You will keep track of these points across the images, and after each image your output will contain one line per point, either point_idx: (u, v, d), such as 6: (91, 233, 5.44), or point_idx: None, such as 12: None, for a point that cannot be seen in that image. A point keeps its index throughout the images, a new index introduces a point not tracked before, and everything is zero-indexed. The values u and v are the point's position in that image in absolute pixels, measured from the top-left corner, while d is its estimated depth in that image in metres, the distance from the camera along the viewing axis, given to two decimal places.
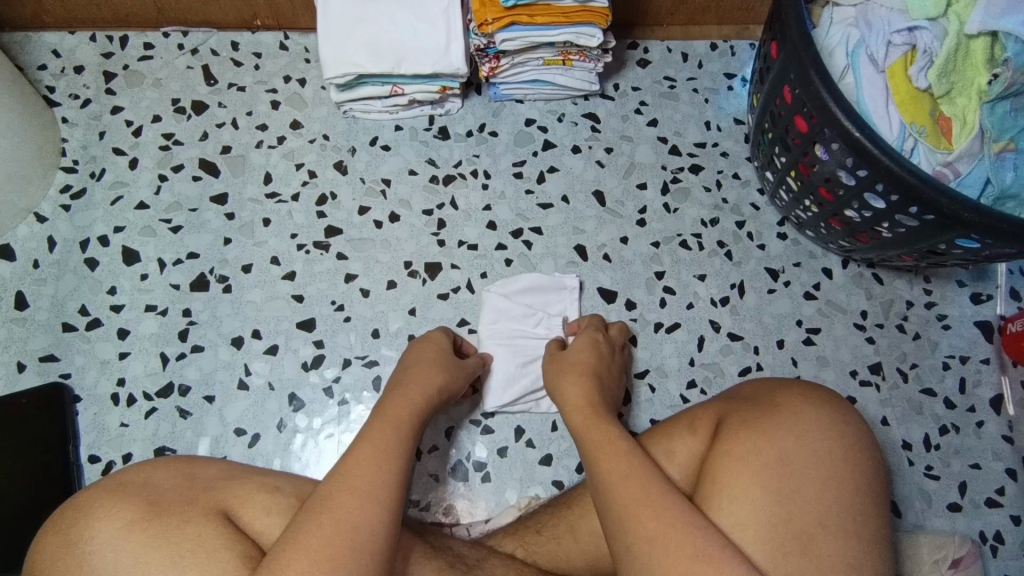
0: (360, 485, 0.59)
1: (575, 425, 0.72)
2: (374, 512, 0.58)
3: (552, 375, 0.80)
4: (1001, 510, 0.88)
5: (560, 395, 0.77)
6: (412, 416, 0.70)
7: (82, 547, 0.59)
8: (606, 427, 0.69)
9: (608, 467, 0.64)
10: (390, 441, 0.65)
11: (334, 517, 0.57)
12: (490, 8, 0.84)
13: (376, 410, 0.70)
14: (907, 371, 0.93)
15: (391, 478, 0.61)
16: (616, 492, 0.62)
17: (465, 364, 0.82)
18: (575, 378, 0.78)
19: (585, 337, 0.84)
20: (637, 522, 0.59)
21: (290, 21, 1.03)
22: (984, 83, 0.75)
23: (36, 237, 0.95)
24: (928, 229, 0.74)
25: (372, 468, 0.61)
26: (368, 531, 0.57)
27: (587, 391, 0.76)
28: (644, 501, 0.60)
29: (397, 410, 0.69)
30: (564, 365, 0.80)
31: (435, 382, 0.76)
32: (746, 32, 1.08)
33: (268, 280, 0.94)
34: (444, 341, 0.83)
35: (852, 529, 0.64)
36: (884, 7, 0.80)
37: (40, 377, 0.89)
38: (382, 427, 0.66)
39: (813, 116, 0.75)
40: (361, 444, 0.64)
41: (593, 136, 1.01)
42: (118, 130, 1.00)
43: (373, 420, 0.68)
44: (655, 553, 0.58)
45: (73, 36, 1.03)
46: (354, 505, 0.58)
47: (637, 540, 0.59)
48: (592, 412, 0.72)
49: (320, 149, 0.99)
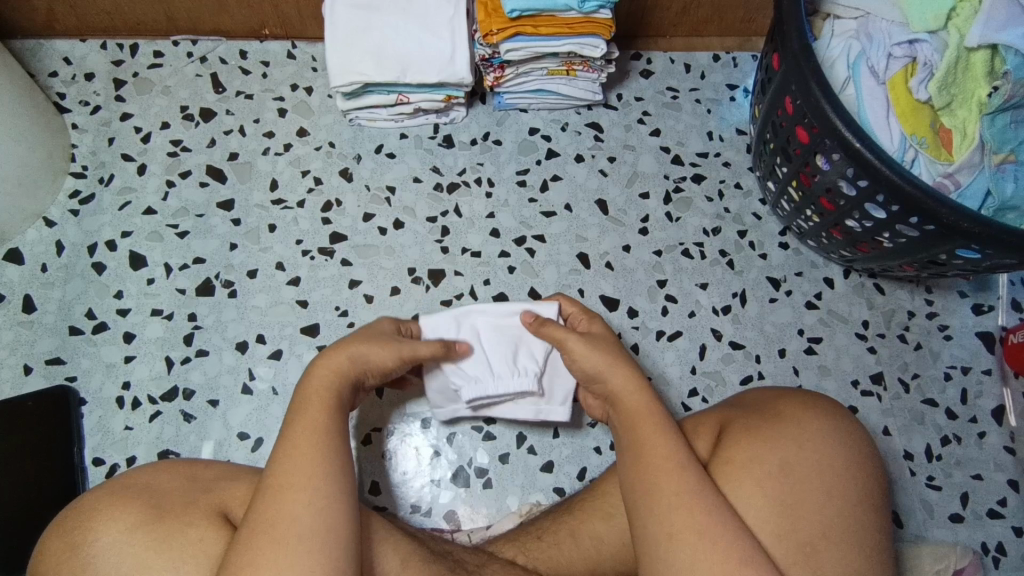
0: (286, 481, 0.58)
1: (625, 404, 0.68)
2: (302, 505, 0.57)
3: (581, 355, 0.72)
4: (1004, 521, 0.88)
5: (603, 375, 0.70)
6: (329, 394, 0.65)
7: (85, 550, 0.60)
8: (654, 409, 0.67)
9: (656, 453, 0.64)
10: (317, 428, 0.62)
11: (262, 521, 0.57)
12: (496, 18, 0.85)
13: (296, 395, 0.65)
14: (909, 381, 0.93)
15: (320, 465, 0.59)
16: (661, 478, 0.62)
17: (409, 343, 0.73)
18: (621, 358, 0.71)
19: (594, 324, 0.77)
20: (681, 515, 0.60)
21: (298, 30, 1.05)
22: (984, 95, 0.76)
23: (45, 241, 0.96)
24: (928, 239, 0.74)
25: (300, 460, 0.59)
26: (297, 523, 0.56)
27: (626, 369, 0.70)
28: (687, 496, 0.61)
29: (312, 395, 0.64)
30: (598, 344, 0.72)
31: (345, 355, 0.68)
32: (749, 43, 1.09)
33: (273, 285, 0.95)
34: (387, 326, 0.75)
35: (853, 540, 0.65)
36: (884, 20, 0.81)
37: (46, 380, 0.90)
38: (303, 419, 0.62)
39: (814, 126, 0.76)
40: (294, 447, 0.60)
41: (596, 145, 1.02)
42: (127, 136, 1.01)
43: (292, 418, 0.63)
44: (696, 542, 0.59)
45: (84, 43, 1.04)
46: (287, 502, 0.57)
47: (679, 526, 0.60)
48: (646, 395, 0.68)
49: (326, 157, 1.01)
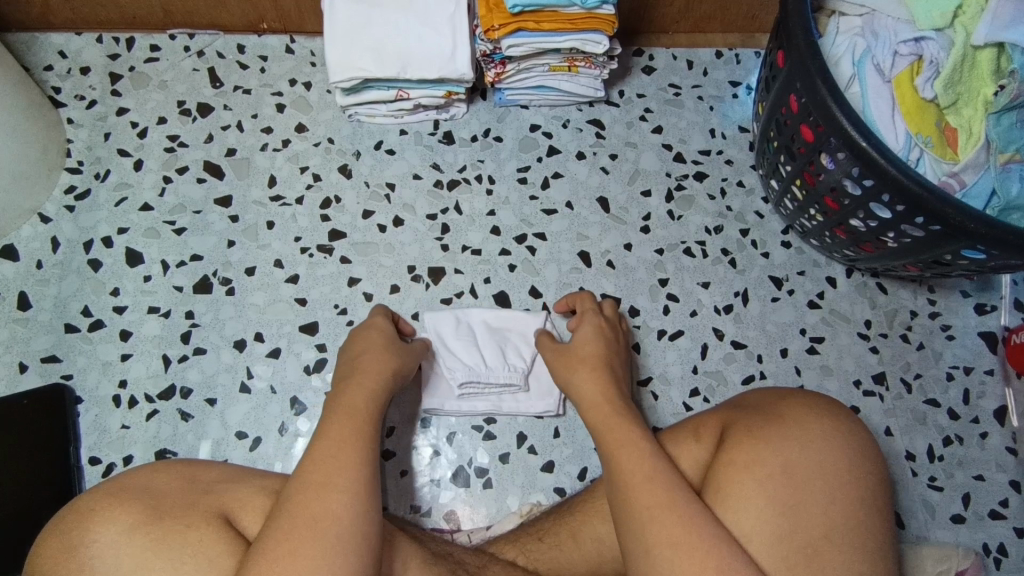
0: (325, 479, 0.59)
1: (593, 419, 0.71)
2: (342, 502, 0.57)
3: (561, 369, 0.79)
4: (1005, 522, 0.87)
5: (575, 391, 0.76)
6: (368, 403, 0.69)
7: (83, 551, 0.59)
8: (623, 422, 0.69)
9: (626, 464, 0.64)
10: (350, 430, 0.64)
11: (298, 512, 0.56)
12: (497, 13, 0.84)
13: (331, 402, 0.68)
14: (911, 381, 0.93)
15: (358, 466, 0.61)
16: (634, 491, 0.62)
17: (411, 346, 0.81)
18: (585, 370, 0.77)
19: (585, 327, 0.82)
20: (655, 524, 0.59)
21: (296, 24, 1.03)
22: (990, 94, 0.75)
23: (40, 237, 0.94)
24: (933, 239, 0.74)
25: (334, 460, 0.60)
26: (336, 522, 0.56)
27: (601, 385, 0.75)
28: (662, 505, 0.60)
29: (352, 399, 0.68)
30: (568, 360, 0.79)
31: (387, 366, 0.75)
32: (752, 40, 1.08)
33: (271, 283, 0.94)
34: (388, 326, 0.82)
35: (856, 541, 0.64)
36: (890, 18, 0.80)
37: (41, 378, 0.89)
38: (337, 420, 0.65)
39: (819, 125, 0.75)
40: (322, 443, 0.62)
41: (598, 143, 1.01)
42: (123, 131, 1.00)
43: (330, 422, 0.65)
44: (674, 555, 0.58)
45: (80, 37, 1.03)
46: (324, 496, 0.57)
47: (656, 540, 0.59)
48: (610, 408, 0.71)
49: (325, 153, 0.99)
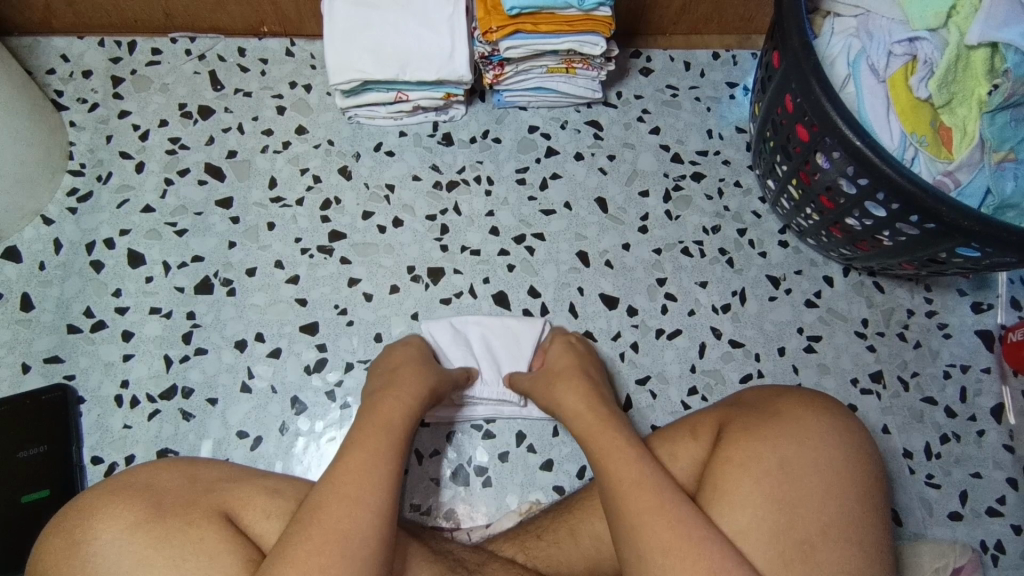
0: (352, 493, 0.59)
1: (580, 429, 0.73)
2: (369, 519, 0.58)
3: (540, 390, 0.81)
4: (1002, 518, 0.88)
5: (561, 402, 0.77)
6: (393, 417, 0.69)
7: (86, 548, 0.59)
8: (607, 432, 0.70)
9: (616, 472, 0.65)
10: (382, 441, 0.64)
11: (329, 526, 0.56)
12: (495, 16, 0.85)
13: (364, 412, 0.69)
14: (908, 379, 0.93)
15: (386, 483, 0.61)
16: (624, 499, 0.63)
17: (445, 370, 0.82)
18: (565, 384, 0.78)
19: (557, 347, 0.86)
20: (646, 529, 0.60)
21: (296, 28, 1.04)
22: (985, 93, 0.76)
23: (42, 239, 0.95)
24: (928, 237, 0.74)
25: (361, 474, 0.60)
26: (362, 538, 0.56)
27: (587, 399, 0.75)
28: (654, 510, 0.61)
29: (382, 413, 0.68)
30: (547, 380, 0.81)
31: (415, 378, 0.75)
32: (748, 41, 1.09)
33: (272, 283, 0.94)
34: (418, 344, 0.83)
35: (855, 538, 0.64)
36: (885, 18, 0.81)
37: (44, 378, 0.89)
38: (369, 431, 0.66)
39: (814, 125, 0.75)
40: (353, 451, 0.63)
41: (596, 143, 1.02)
42: (125, 134, 1.01)
43: (356, 433, 0.65)
44: (665, 561, 0.58)
45: (82, 40, 1.04)
46: (347, 511, 0.58)
47: (648, 546, 0.59)
48: (595, 416, 0.72)
49: (325, 155, 1.00)
